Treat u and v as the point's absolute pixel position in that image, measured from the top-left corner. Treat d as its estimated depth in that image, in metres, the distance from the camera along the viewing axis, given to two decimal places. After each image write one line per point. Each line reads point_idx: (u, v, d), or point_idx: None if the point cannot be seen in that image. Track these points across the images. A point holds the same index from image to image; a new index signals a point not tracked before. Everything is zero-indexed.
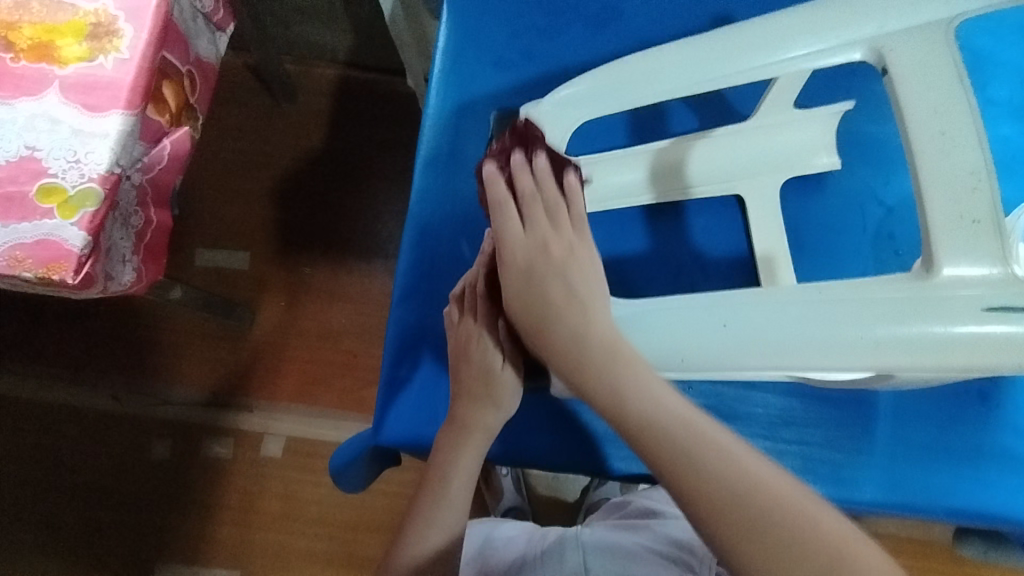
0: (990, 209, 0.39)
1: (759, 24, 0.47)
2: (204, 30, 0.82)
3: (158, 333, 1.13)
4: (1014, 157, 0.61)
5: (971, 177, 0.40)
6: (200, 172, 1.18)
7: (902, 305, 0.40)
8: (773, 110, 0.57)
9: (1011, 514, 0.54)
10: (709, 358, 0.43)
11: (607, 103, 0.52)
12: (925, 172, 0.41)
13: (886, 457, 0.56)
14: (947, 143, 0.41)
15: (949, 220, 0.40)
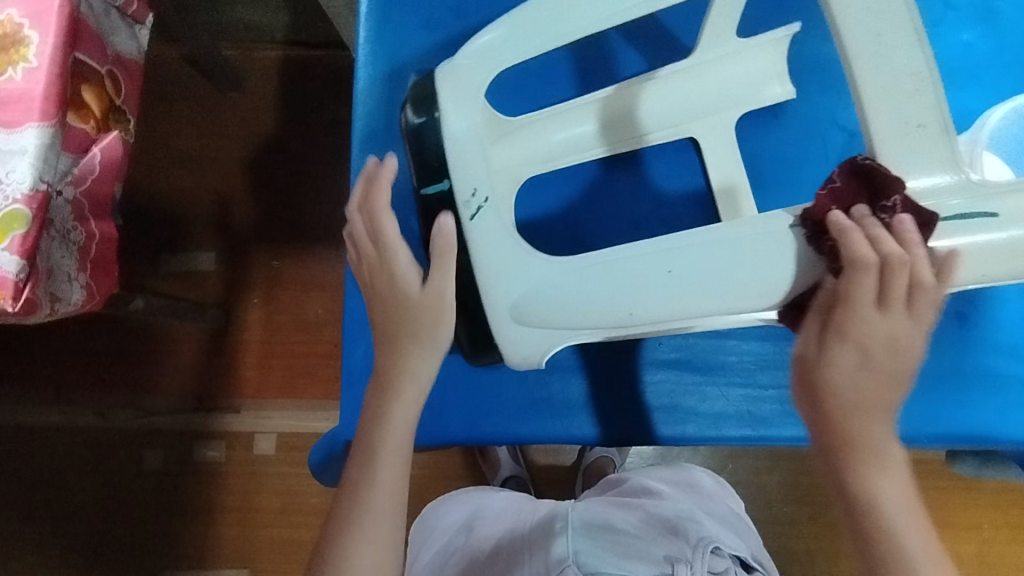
0: (935, 113, 0.39)
1: None
2: (120, 24, 0.77)
3: (132, 345, 1.11)
4: (980, 61, 0.58)
5: (913, 81, 0.39)
6: (151, 174, 1.14)
7: (853, 223, 0.40)
8: (720, 38, 0.53)
9: (996, 433, 0.54)
10: (660, 305, 0.43)
11: (528, 48, 0.48)
12: (863, 81, 0.40)
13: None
14: (887, 47, 0.39)
15: (894, 131, 0.39)
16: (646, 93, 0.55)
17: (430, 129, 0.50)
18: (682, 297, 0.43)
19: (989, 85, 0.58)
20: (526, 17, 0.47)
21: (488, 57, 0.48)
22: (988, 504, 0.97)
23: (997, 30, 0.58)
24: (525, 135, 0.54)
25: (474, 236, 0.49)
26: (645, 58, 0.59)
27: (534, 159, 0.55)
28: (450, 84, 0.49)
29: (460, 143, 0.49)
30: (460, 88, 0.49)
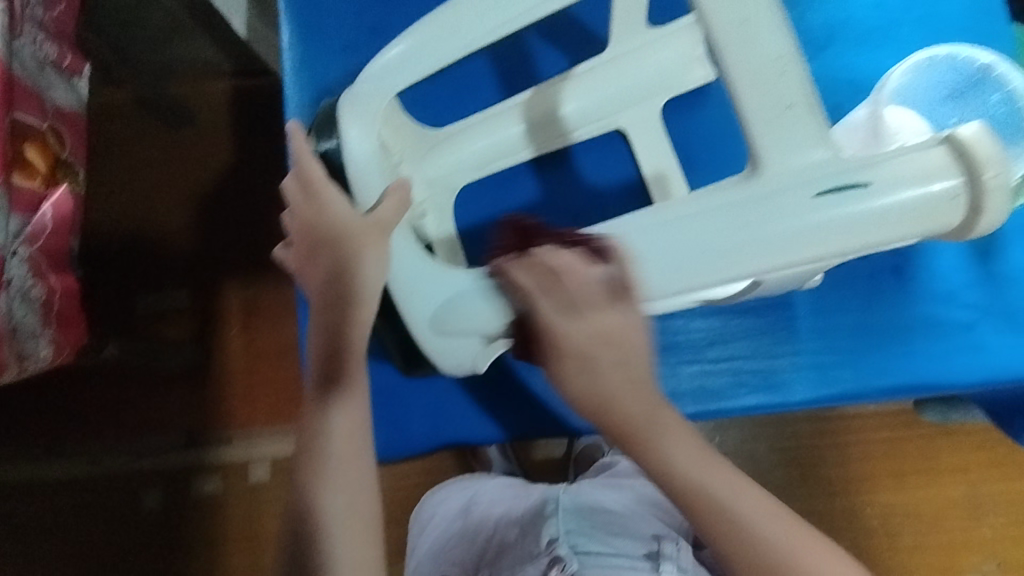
0: (804, 92, 0.36)
1: None
2: (56, 78, 0.78)
3: (116, 389, 1.11)
4: (892, 18, 0.59)
5: (779, 63, 0.36)
6: (114, 217, 1.14)
7: (731, 208, 0.36)
8: (625, 35, 0.54)
9: (946, 379, 0.55)
10: (559, 308, 0.41)
11: (422, 67, 0.47)
12: (729, 69, 0.36)
13: (811, 343, 0.56)
14: (748, 29, 0.35)
15: (762, 118, 0.36)
16: (567, 91, 0.56)
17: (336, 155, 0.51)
18: (579, 299, 0.41)
19: (906, 41, 0.59)
20: (411, 40, 0.46)
21: (382, 81, 0.48)
22: (972, 446, 0.99)
23: None
24: (446, 146, 0.56)
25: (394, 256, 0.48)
26: (566, 57, 0.61)
27: (462, 166, 0.56)
28: (350, 108, 0.49)
29: (362, 166, 0.49)
30: (355, 113, 0.48)
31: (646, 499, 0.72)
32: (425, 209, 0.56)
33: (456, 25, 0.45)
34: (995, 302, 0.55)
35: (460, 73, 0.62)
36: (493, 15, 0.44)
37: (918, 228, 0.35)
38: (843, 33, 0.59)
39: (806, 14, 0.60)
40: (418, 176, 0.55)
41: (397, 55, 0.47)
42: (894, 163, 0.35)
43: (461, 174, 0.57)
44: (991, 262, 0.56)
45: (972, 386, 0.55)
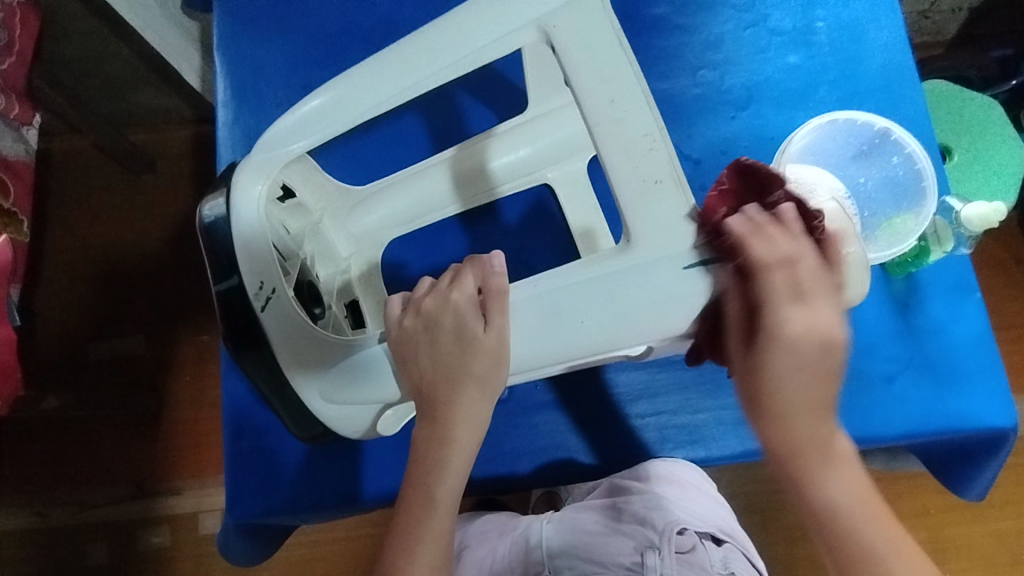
0: (668, 167, 0.41)
1: (434, 25, 0.45)
2: (3, 130, 0.79)
3: (65, 437, 1.08)
4: (806, 80, 0.62)
5: (647, 138, 0.41)
6: (71, 262, 1.13)
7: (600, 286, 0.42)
8: (542, 96, 0.56)
9: (870, 433, 0.55)
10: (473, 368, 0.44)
11: (324, 130, 0.47)
12: (604, 144, 0.41)
13: (711, 401, 0.59)
14: (620, 110, 0.41)
15: (632, 190, 0.40)
16: (493, 147, 0.57)
17: (223, 225, 0.48)
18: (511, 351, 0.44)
19: (820, 102, 0.61)
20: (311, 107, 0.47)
21: (280, 143, 0.48)
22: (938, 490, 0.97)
23: (817, 50, 0.62)
24: (367, 204, 0.58)
25: (275, 326, 0.47)
26: (494, 113, 0.63)
27: (388, 223, 0.59)
28: (249, 169, 0.49)
29: (249, 228, 0.47)
30: (250, 174, 0.48)
31: (631, 511, 0.56)
32: (350, 263, 0.59)
33: (357, 94, 0.46)
34: (914, 355, 0.56)
35: (395, 138, 0.63)
36: (393, 83, 0.45)
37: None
38: (762, 93, 0.62)
39: (726, 75, 0.62)
40: (342, 232, 0.58)
41: (303, 119, 0.47)
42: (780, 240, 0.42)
43: (387, 230, 0.59)
44: (911, 316, 0.56)
45: (897, 439, 0.55)
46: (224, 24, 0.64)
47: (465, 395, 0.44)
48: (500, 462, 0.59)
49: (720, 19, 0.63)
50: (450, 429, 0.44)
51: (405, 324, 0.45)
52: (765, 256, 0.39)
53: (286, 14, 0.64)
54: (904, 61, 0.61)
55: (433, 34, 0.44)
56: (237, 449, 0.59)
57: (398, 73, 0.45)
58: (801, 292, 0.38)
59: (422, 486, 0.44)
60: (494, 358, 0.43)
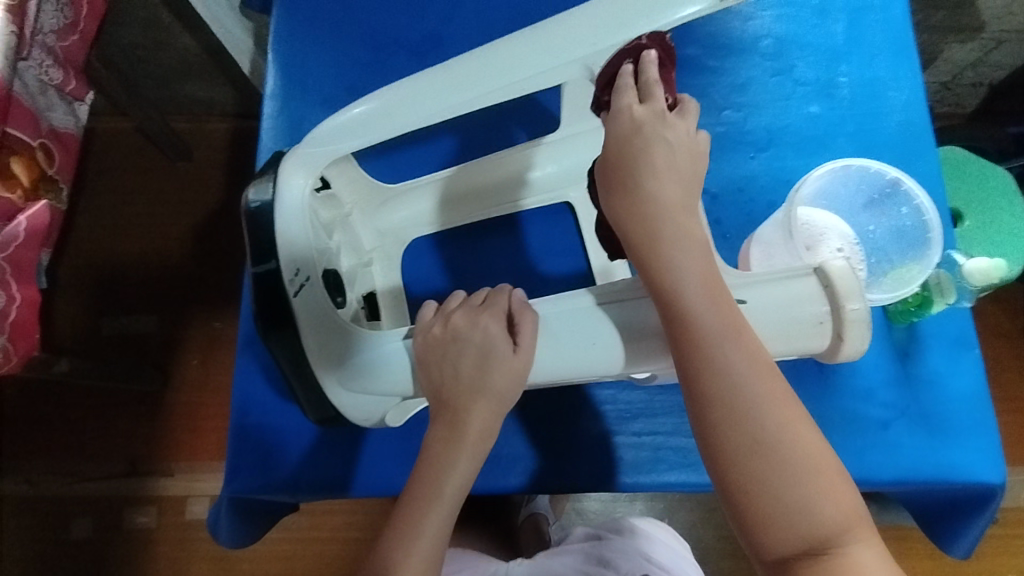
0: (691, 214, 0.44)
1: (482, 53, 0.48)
2: (57, 101, 0.82)
3: (66, 408, 1.10)
4: (826, 130, 0.64)
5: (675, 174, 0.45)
6: (97, 238, 1.16)
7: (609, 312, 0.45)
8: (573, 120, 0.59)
9: (862, 475, 0.55)
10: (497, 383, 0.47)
11: (373, 132, 0.50)
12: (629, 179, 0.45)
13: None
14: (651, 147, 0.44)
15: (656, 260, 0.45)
16: (525, 161, 0.61)
17: (268, 210, 0.50)
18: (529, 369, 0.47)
19: (836, 152, 0.64)
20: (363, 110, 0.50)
21: (330, 141, 0.51)
22: None
23: (839, 103, 0.65)
24: (395, 203, 0.62)
25: (304, 314, 0.49)
26: (526, 131, 0.66)
27: (412, 224, 0.63)
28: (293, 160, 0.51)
29: (291, 215, 0.50)
30: (299, 165, 0.51)
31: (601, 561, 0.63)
32: (373, 258, 0.62)
33: (402, 109, 0.49)
34: (910, 404, 0.57)
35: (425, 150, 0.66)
36: (438, 101, 0.48)
37: (789, 345, 0.44)
38: (782, 138, 0.64)
39: (750, 117, 0.65)
40: (369, 226, 0.62)
41: (352, 122, 0.50)
42: (773, 288, 0.44)
43: (411, 230, 0.63)
44: (910, 364, 0.58)
45: (890, 483, 0.55)
46: (281, 22, 0.68)
47: (478, 410, 0.47)
48: (494, 467, 0.60)
49: (748, 65, 0.67)
50: (451, 429, 0.47)
51: (433, 333, 0.48)
52: (619, 103, 0.43)
53: (340, 19, 0.68)
54: (921, 122, 0.64)
55: (481, 60, 0.48)
56: (242, 424, 0.60)
57: (444, 91, 0.48)
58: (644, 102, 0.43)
59: (419, 479, 0.47)
60: (518, 373, 0.46)
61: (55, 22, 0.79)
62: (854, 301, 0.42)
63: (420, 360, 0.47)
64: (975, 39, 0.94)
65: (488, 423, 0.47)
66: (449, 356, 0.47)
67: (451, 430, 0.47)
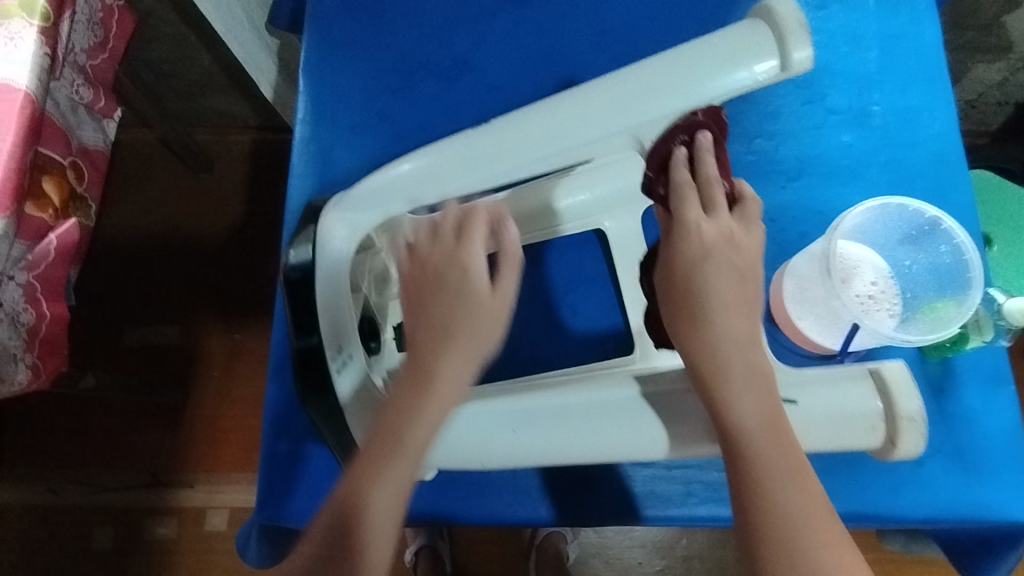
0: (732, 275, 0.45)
1: (524, 117, 0.48)
2: (87, 119, 0.83)
3: (88, 418, 1.11)
4: (858, 159, 0.64)
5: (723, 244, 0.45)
6: (119, 249, 1.17)
7: (619, 406, 0.47)
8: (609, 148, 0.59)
9: (895, 513, 0.55)
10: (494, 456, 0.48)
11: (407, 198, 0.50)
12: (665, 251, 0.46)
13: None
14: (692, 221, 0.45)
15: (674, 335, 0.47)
16: (560, 189, 0.60)
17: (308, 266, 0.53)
18: (534, 453, 0.48)
19: (870, 181, 0.63)
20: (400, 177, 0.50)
21: (367, 201, 0.51)
22: None
23: (872, 132, 0.64)
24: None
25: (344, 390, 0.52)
26: None
27: None
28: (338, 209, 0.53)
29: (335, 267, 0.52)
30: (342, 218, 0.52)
31: None
32: None
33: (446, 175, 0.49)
34: (945, 441, 0.56)
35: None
36: (474, 171, 0.48)
37: (841, 441, 0.46)
38: (814, 167, 0.64)
39: (781, 146, 0.65)
40: None
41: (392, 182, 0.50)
42: (828, 390, 0.46)
43: None
44: (945, 400, 0.57)
45: (923, 521, 0.55)
46: (312, 47, 0.68)
47: (447, 365, 0.43)
48: (523, 498, 0.59)
49: (780, 93, 0.66)
50: (418, 367, 0.44)
51: (413, 257, 0.47)
52: (679, 178, 0.44)
53: (371, 44, 0.68)
54: (956, 152, 0.63)
55: (520, 125, 0.47)
56: (276, 451, 0.61)
57: (488, 146, 0.48)
58: (708, 203, 0.43)
59: (382, 425, 0.44)
60: (494, 319, 0.45)
61: (86, 41, 0.80)
62: (911, 418, 0.45)
63: (405, 302, 0.47)
64: (1004, 59, 0.93)
65: (460, 367, 0.43)
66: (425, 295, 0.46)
67: (421, 375, 0.43)
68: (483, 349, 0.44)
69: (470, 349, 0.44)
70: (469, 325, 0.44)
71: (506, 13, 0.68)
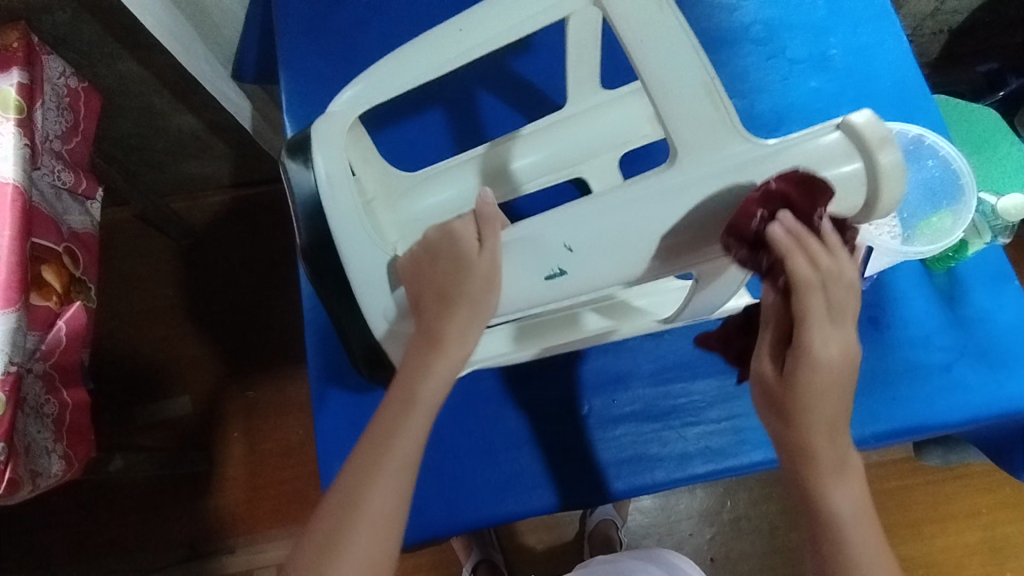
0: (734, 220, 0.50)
1: (584, 262, 0.45)
2: (72, 204, 0.81)
3: (114, 505, 1.08)
4: (829, 100, 0.68)
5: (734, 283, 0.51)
6: (114, 329, 1.15)
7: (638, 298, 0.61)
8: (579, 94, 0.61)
9: (936, 421, 0.57)
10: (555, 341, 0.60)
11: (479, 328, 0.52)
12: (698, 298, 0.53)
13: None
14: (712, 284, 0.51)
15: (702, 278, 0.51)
16: (516, 148, 0.60)
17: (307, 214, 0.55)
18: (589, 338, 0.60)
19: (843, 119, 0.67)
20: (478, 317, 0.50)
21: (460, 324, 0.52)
22: (983, 486, 0.98)
23: (836, 73, 0.68)
24: (414, 194, 0.61)
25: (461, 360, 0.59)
26: None
27: (431, 214, 0.60)
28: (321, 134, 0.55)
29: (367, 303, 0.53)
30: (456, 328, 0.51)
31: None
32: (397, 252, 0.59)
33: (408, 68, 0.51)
34: (967, 343, 0.59)
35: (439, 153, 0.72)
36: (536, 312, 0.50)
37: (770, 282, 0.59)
38: (790, 115, 0.67)
39: (756, 101, 0.68)
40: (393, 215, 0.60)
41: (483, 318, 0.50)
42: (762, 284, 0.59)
43: (433, 215, 0.60)
44: (957, 306, 0.60)
45: (964, 421, 0.57)
46: (293, 91, 0.71)
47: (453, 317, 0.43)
48: (585, 479, 0.60)
49: (743, 53, 0.69)
50: (428, 336, 0.44)
51: (415, 251, 0.47)
52: (802, 274, 0.38)
53: (349, 78, 0.71)
54: (916, 78, 0.67)
55: (580, 269, 0.46)
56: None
57: (595, 274, 0.46)
58: (835, 316, 0.38)
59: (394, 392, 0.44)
60: (486, 281, 0.43)
61: (58, 126, 0.79)
62: None
63: (408, 279, 0.47)
64: None
65: (464, 328, 0.43)
66: (426, 269, 0.45)
67: (428, 340, 0.44)
68: (486, 319, 0.44)
69: (473, 319, 0.43)
70: (472, 285, 0.43)
71: None
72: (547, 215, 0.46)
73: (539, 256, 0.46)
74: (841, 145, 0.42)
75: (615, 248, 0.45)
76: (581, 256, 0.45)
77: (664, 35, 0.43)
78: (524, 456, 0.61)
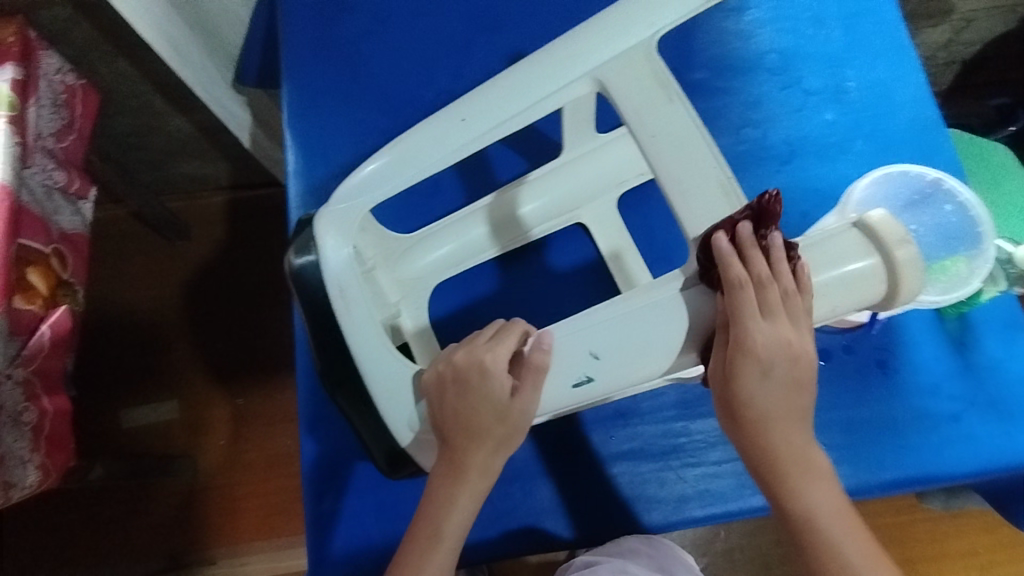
0: None
1: (622, 362, 0.45)
2: (63, 204, 0.78)
3: (94, 511, 1.05)
4: (844, 135, 0.66)
5: None
6: (104, 329, 1.13)
7: (624, 323, 0.45)
8: (576, 138, 0.61)
9: (943, 472, 0.56)
10: (556, 399, 0.47)
11: None
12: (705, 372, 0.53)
13: None
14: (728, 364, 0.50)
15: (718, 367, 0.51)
16: (523, 195, 0.62)
17: (313, 273, 0.52)
18: (615, 371, 0.45)
19: (858, 154, 0.65)
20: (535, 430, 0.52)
21: None
22: (982, 527, 0.97)
23: (851, 107, 0.66)
24: (414, 254, 0.62)
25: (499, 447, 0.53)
26: None
27: (437, 270, 0.62)
28: (332, 225, 0.52)
29: (383, 378, 0.51)
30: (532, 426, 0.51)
31: None
32: (400, 308, 0.61)
33: (414, 154, 0.50)
34: (977, 393, 0.57)
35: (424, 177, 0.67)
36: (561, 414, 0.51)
37: None
38: (803, 149, 0.66)
39: (769, 132, 0.66)
40: (393, 278, 0.61)
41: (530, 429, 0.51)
42: None
43: (437, 275, 0.62)
44: (969, 354, 0.59)
45: (970, 476, 0.56)
46: (294, 99, 0.69)
47: (482, 448, 0.47)
48: (579, 516, 0.59)
49: (758, 82, 0.68)
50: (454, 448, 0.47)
51: (442, 371, 0.48)
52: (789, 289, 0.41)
53: (352, 89, 0.69)
54: (932, 117, 0.66)
55: (620, 367, 0.45)
56: (348, 504, 0.60)
57: (625, 377, 0.46)
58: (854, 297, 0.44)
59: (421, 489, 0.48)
60: (516, 425, 0.46)
61: (53, 123, 0.76)
62: None
63: (432, 395, 0.48)
64: (946, 22, 0.93)
65: (489, 460, 0.47)
66: (453, 400, 0.47)
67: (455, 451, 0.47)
68: (509, 438, 0.47)
69: (498, 449, 0.47)
70: (496, 425, 0.46)
71: (481, 41, 0.70)
72: (571, 325, 0.47)
73: (566, 365, 0.46)
74: (859, 242, 0.44)
75: (646, 342, 0.45)
76: (607, 362, 0.45)
77: (679, 136, 0.45)
78: (516, 493, 0.60)
